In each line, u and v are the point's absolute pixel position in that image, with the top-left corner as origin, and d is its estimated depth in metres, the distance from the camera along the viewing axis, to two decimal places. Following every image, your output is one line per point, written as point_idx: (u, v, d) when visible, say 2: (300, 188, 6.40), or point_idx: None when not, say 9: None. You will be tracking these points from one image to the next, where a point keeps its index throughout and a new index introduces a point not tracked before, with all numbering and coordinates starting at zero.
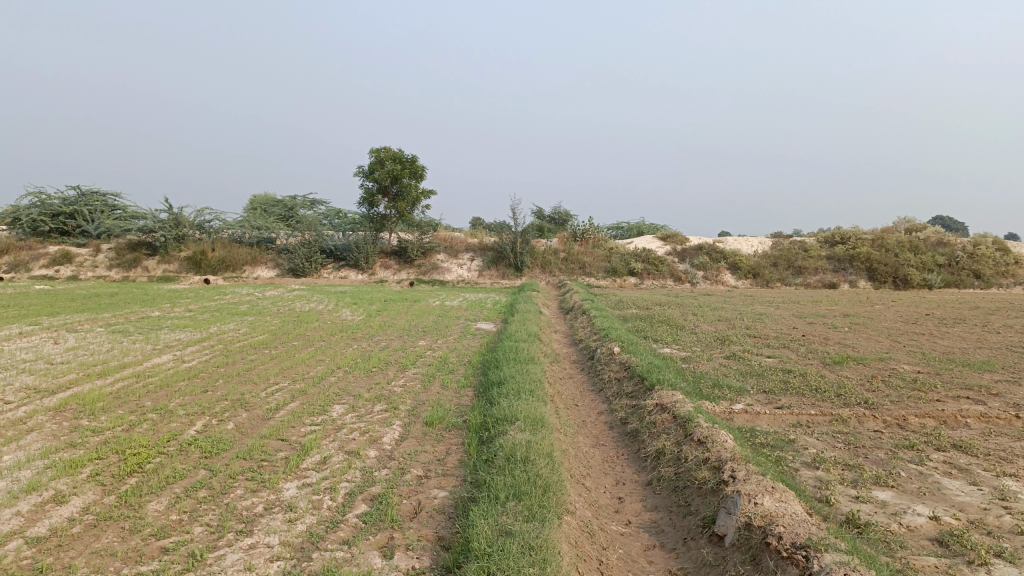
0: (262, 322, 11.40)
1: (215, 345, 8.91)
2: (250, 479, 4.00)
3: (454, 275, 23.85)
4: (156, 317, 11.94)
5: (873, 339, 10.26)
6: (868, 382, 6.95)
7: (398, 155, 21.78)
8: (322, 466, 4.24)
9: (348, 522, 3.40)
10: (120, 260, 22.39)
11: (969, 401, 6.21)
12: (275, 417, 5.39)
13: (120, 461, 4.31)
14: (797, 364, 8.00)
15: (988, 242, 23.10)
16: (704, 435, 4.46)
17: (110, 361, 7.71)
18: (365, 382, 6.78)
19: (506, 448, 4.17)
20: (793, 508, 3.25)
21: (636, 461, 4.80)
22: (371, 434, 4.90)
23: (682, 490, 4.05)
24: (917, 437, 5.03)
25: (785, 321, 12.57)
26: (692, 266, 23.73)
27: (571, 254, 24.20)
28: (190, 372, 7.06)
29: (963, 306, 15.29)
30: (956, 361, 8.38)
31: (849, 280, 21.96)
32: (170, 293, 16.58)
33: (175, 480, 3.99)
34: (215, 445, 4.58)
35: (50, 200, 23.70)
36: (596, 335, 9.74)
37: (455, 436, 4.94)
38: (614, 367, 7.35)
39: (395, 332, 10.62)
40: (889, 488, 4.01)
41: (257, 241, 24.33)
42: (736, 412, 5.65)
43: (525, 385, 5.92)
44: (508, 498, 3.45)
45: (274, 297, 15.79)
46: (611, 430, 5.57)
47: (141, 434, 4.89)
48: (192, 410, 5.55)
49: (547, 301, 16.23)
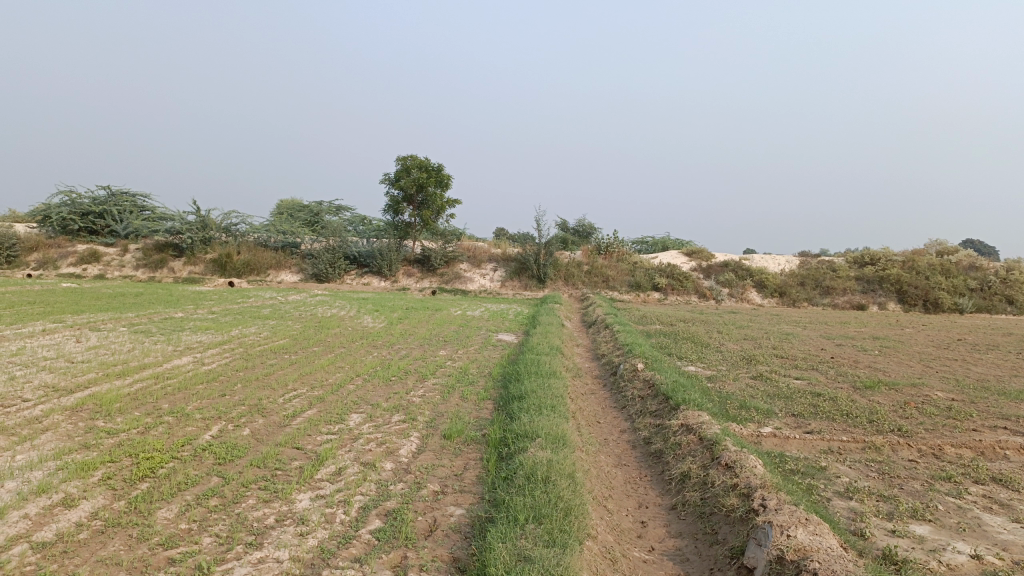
0: (283, 327, 11.37)
1: (235, 349, 8.86)
2: (263, 488, 3.90)
3: (476, 285, 23.77)
4: (179, 318, 11.97)
5: (904, 363, 9.99)
6: (901, 409, 6.73)
7: (425, 163, 21.77)
8: (336, 478, 4.13)
9: (360, 538, 3.28)
10: (146, 260, 22.58)
11: (1006, 431, 5.97)
12: (292, 424, 5.29)
13: (133, 465, 4.23)
14: (826, 386, 7.79)
15: (1022, 267, 22.61)
16: (732, 459, 4.29)
17: (130, 362, 7.68)
18: (383, 391, 6.67)
19: (526, 466, 4.04)
20: (828, 542, 3.09)
21: (659, 483, 4.64)
22: (388, 446, 4.79)
23: (708, 516, 3.89)
24: (954, 469, 4.81)
25: (813, 341, 12.34)
26: (717, 283, 23.46)
27: (594, 267, 24.05)
28: (209, 374, 7.01)
29: (997, 332, 14.90)
30: (991, 389, 8.10)
31: (878, 302, 21.57)
32: (194, 294, 16.63)
33: (186, 487, 3.90)
34: (230, 452, 4.49)
35: (81, 199, 24.04)
36: (619, 350, 9.56)
37: (473, 450, 4.80)
38: (637, 384, 7.19)
39: (416, 341, 10.55)
40: (927, 523, 3.81)
41: (282, 246, 24.42)
42: (764, 436, 5.47)
43: (546, 401, 5.78)
44: (528, 520, 3.32)
45: (296, 302, 15.75)
46: (634, 450, 5.42)
47: (155, 438, 4.81)
48: (209, 414, 5.47)
49: (570, 313, 16.06)
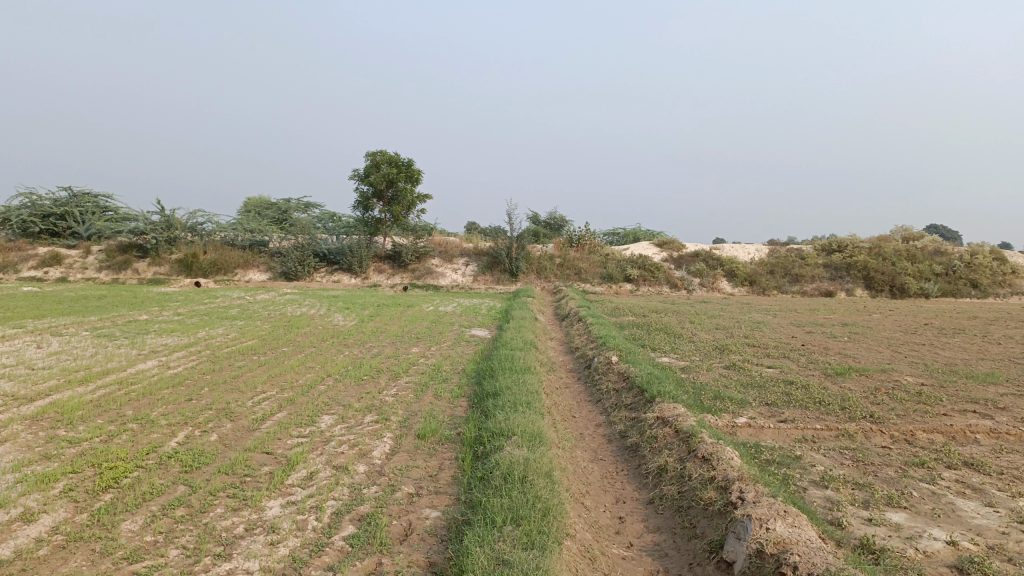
0: (252, 327, 11.19)
1: (203, 351, 8.69)
2: (232, 496, 3.79)
3: (448, 280, 23.64)
4: (144, 320, 11.71)
5: (874, 349, 10.10)
6: (872, 395, 6.77)
7: (394, 159, 21.57)
8: (307, 483, 4.03)
9: (333, 546, 3.19)
10: (110, 261, 22.13)
11: (976, 415, 6.03)
12: (261, 428, 5.18)
13: (96, 475, 4.10)
14: (798, 374, 7.83)
15: (984, 251, 23.03)
16: (709, 451, 4.27)
17: (93, 367, 7.48)
18: (355, 391, 6.56)
19: (503, 465, 3.97)
20: (807, 534, 3.07)
21: (636, 478, 4.61)
22: (361, 447, 4.69)
23: (686, 510, 3.86)
24: (927, 454, 4.84)
25: (783, 329, 12.43)
26: (688, 273, 23.58)
27: (566, 259, 24.05)
28: (175, 379, 6.85)
29: (962, 316, 15.14)
30: (960, 373, 8.20)
31: (846, 289, 21.83)
32: (160, 295, 16.31)
33: (152, 497, 3.78)
34: (197, 459, 4.37)
35: (41, 201, 23.48)
36: (592, 343, 9.54)
37: (448, 450, 4.73)
38: (611, 377, 7.16)
39: (388, 338, 10.43)
40: (903, 510, 3.81)
41: (250, 244, 24.06)
42: (739, 426, 5.47)
43: (521, 397, 5.73)
44: (505, 522, 3.26)
45: (266, 302, 15.52)
46: (610, 444, 5.38)
47: (119, 446, 4.67)
48: (175, 420, 5.33)
49: (543, 307, 16.02)
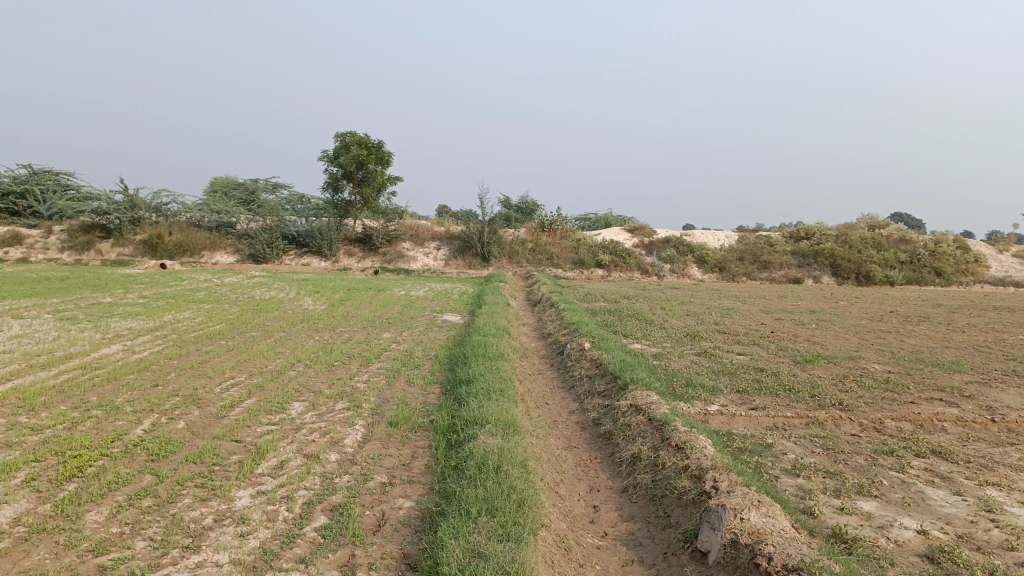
0: (220, 310, 11.00)
1: (169, 335, 8.52)
2: (200, 486, 3.71)
3: (419, 264, 23.49)
4: (108, 303, 11.46)
5: (841, 336, 10.22)
6: (841, 382, 6.85)
7: (365, 140, 21.31)
8: (278, 472, 3.96)
9: (305, 537, 3.14)
10: (73, 242, 21.64)
11: (942, 403, 6.13)
12: (230, 415, 5.09)
13: (59, 464, 3.99)
14: (768, 361, 7.90)
15: (948, 240, 23.46)
16: (682, 440, 4.27)
17: (55, 351, 7.29)
18: (326, 378, 6.48)
19: (477, 454, 3.94)
20: (781, 524, 3.09)
21: (610, 466, 4.61)
22: (333, 436, 4.63)
23: (660, 499, 3.87)
24: (896, 442, 4.91)
25: (753, 315, 12.55)
26: (659, 259, 23.69)
27: (538, 244, 24.03)
28: (141, 364, 6.70)
29: (926, 304, 15.39)
30: (925, 361, 8.34)
31: (813, 276, 22.08)
32: (125, 277, 15.98)
33: (117, 487, 3.69)
34: (163, 447, 4.28)
35: (0, 178, 22.87)
36: (565, 329, 9.54)
37: (421, 438, 4.69)
38: (584, 364, 7.15)
39: (359, 323, 10.33)
40: (874, 499, 3.86)
41: (217, 226, 23.67)
42: (711, 414, 5.50)
43: (494, 384, 5.70)
44: (480, 513, 3.23)
45: (233, 285, 15.28)
46: (583, 431, 5.38)
47: (83, 433, 4.55)
48: (141, 406, 5.22)
49: (515, 292, 15.98)
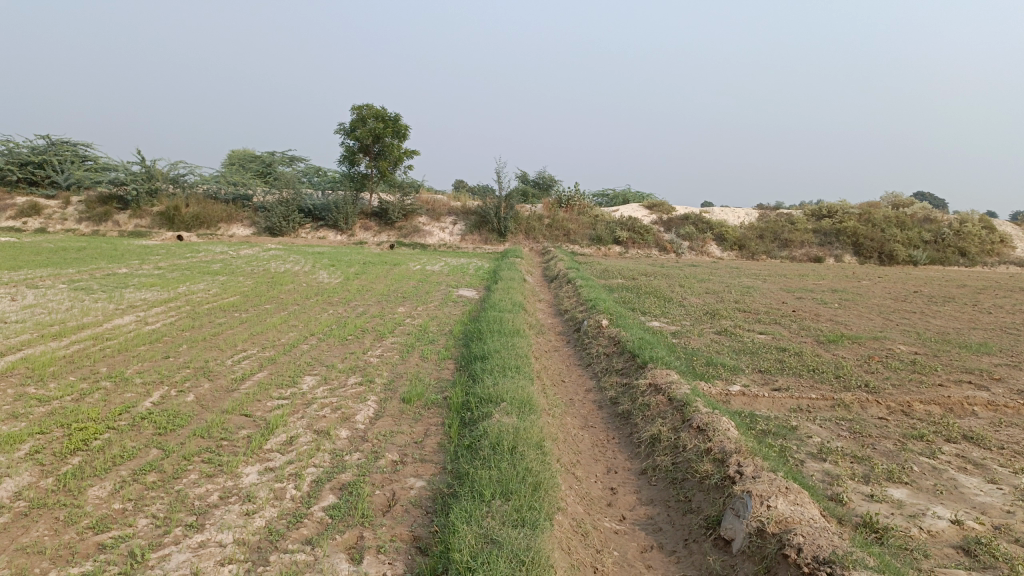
0: (234, 283, 10.91)
1: (183, 306, 8.45)
2: (206, 462, 3.61)
3: (435, 238, 23.33)
4: (123, 274, 11.43)
5: (864, 317, 9.99)
6: (866, 363, 6.66)
7: (381, 113, 21.07)
8: (287, 448, 3.85)
9: (312, 517, 3.03)
10: (90, 213, 21.65)
11: (971, 386, 5.93)
12: (240, 388, 4.99)
13: (65, 437, 3.90)
14: (790, 341, 7.71)
15: (974, 219, 23.02)
16: (704, 421, 4.11)
17: (68, 322, 7.22)
18: (339, 351, 6.37)
19: (491, 434, 3.80)
20: (810, 513, 2.94)
21: (628, 447, 4.47)
22: (344, 411, 4.52)
23: (680, 483, 3.73)
24: (925, 427, 4.73)
25: (773, 294, 12.32)
26: (677, 235, 23.39)
27: (555, 220, 23.81)
28: (153, 335, 6.62)
29: (951, 284, 15.03)
30: (953, 343, 8.10)
31: (834, 255, 21.72)
32: (141, 248, 15.94)
33: (122, 461, 3.60)
34: (172, 421, 4.19)
35: (18, 148, 22.89)
36: (582, 305, 9.38)
37: (434, 415, 4.57)
38: (602, 341, 7.00)
39: (374, 297, 10.22)
40: (905, 486, 3.70)
41: (233, 198, 23.60)
42: (733, 394, 5.34)
43: (510, 361, 5.56)
44: (494, 496, 3.11)
45: (249, 257, 15.20)
46: (601, 410, 5.25)
47: (90, 406, 4.47)
48: (150, 378, 5.14)
49: (532, 268, 15.83)
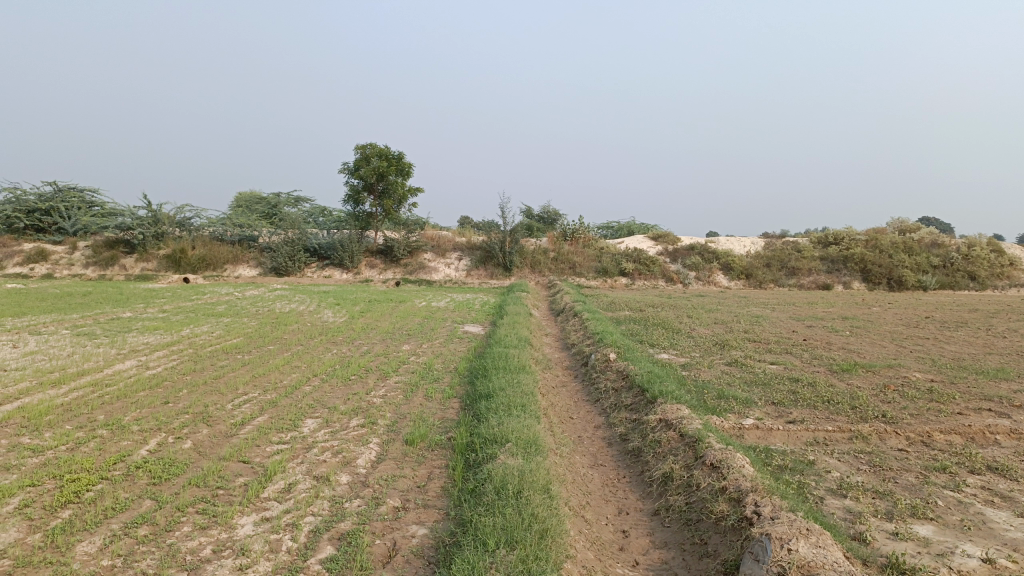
0: (238, 324, 10.83)
1: (185, 350, 8.35)
2: (201, 512, 3.48)
3: (441, 274, 23.30)
4: (127, 318, 11.36)
5: (877, 344, 9.81)
6: (882, 392, 6.48)
7: (385, 152, 21.20)
8: (285, 496, 3.72)
9: (309, 571, 2.88)
10: (97, 257, 21.71)
11: (991, 414, 5.76)
12: (240, 433, 4.86)
13: (56, 489, 3.77)
14: (803, 371, 7.55)
15: (982, 243, 22.87)
16: (718, 458, 3.96)
17: (68, 368, 7.13)
18: (342, 392, 6.25)
19: (495, 477, 3.66)
20: (834, 556, 2.78)
21: (639, 486, 4.32)
22: (345, 455, 4.39)
23: (695, 524, 3.57)
24: (947, 458, 4.55)
25: (784, 323, 12.16)
26: (683, 266, 23.28)
27: (561, 253, 23.77)
28: (153, 380, 6.51)
29: (962, 309, 14.85)
30: (969, 369, 7.92)
31: (843, 282, 21.56)
32: (146, 292, 15.93)
33: (114, 514, 3.46)
34: (167, 470, 4.06)
35: (26, 196, 23.07)
36: (589, 339, 9.26)
37: (438, 457, 4.43)
38: (610, 375, 6.86)
39: (379, 335, 10.11)
40: (930, 522, 3.52)
41: (239, 240, 23.65)
42: (746, 428, 5.18)
43: (516, 399, 5.42)
44: (499, 545, 2.96)
45: (254, 298, 15.15)
46: (610, 448, 5.09)
47: (85, 455, 4.34)
48: (147, 425, 5.01)
49: (538, 302, 15.75)
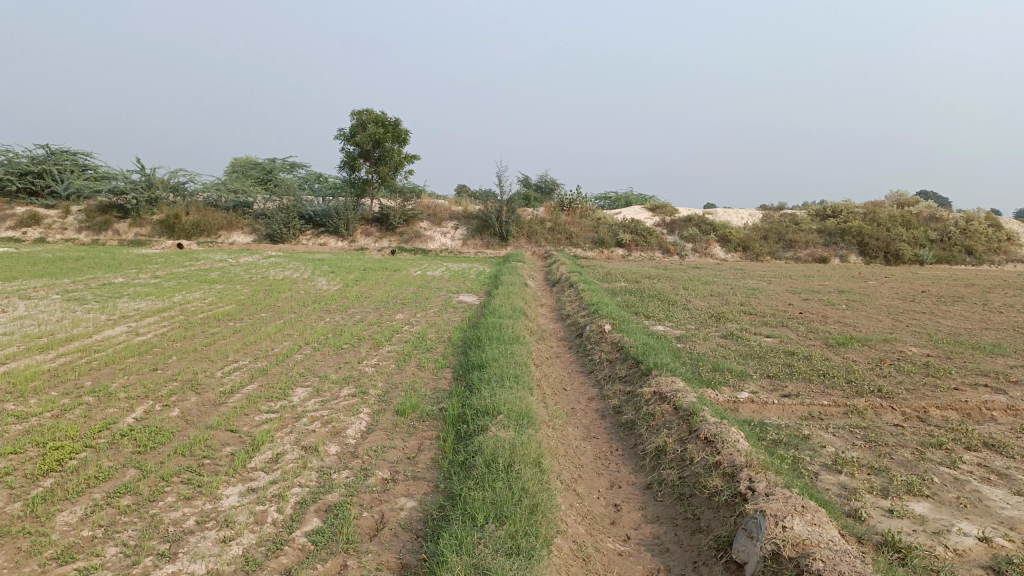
0: (231, 291, 10.72)
1: (176, 316, 8.26)
2: (186, 482, 3.41)
3: (437, 244, 23.16)
4: (119, 283, 11.25)
5: (873, 318, 9.76)
6: (878, 367, 6.43)
7: (381, 118, 20.92)
8: (272, 467, 3.66)
9: (294, 544, 2.83)
10: (90, 222, 21.52)
11: (988, 390, 5.72)
12: (228, 402, 4.79)
13: (38, 456, 3.71)
14: (799, 344, 7.50)
15: (980, 217, 22.77)
16: (712, 432, 3.89)
17: (57, 333, 7.04)
18: (334, 361, 6.19)
19: (486, 450, 3.60)
20: (830, 535, 2.72)
21: (633, 459, 4.27)
22: (334, 425, 4.32)
23: (688, 499, 3.52)
24: (944, 434, 4.50)
25: (779, 296, 12.11)
26: (680, 238, 23.16)
27: (557, 223, 23.63)
28: (142, 346, 6.43)
29: (960, 283, 14.77)
30: (965, 344, 7.87)
31: (840, 255, 21.47)
32: (139, 257, 15.80)
33: (97, 482, 3.40)
34: (153, 438, 3.99)
35: (17, 158, 22.79)
36: (583, 310, 9.19)
37: (429, 428, 4.38)
38: (605, 347, 6.79)
39: (372, 303, 10.04)
40: (926, 499, 3.48)
41: (233, 206, 23.45)
42: (741, 401, 5.13)
43: (509, 370, 5.35)
44: (487, 519, 2.91)
45: (247, 265, 15.01)
46: (603, 420, 5.04)
47: (69, 423, 4.27)
48: (135, 393, 4.93)
49: (533, 272, 15.69)
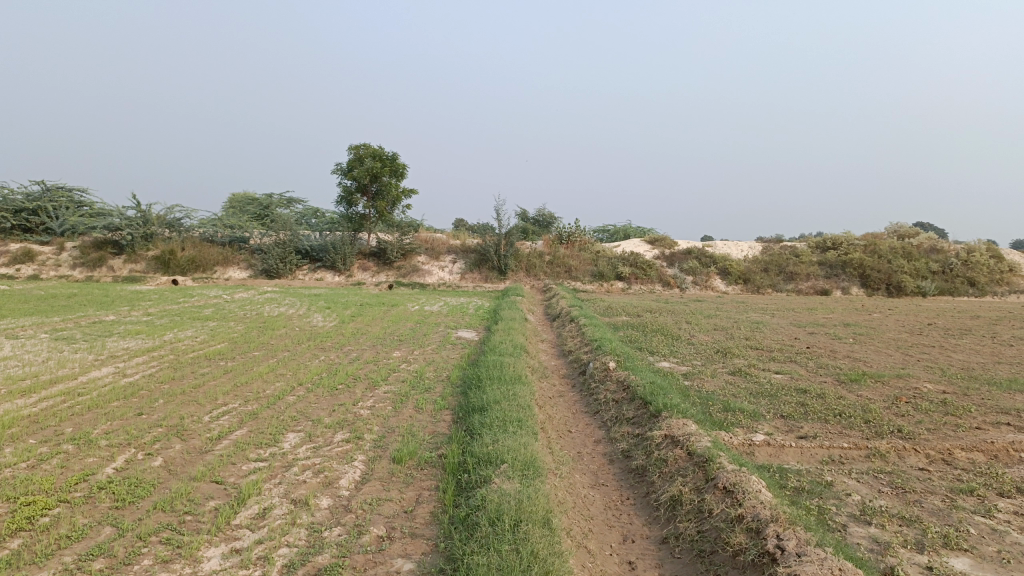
0: (224, 328, 10.46)
1: (166, 356, 8.00)
2: (165, 542, 3.14)
3: (435, 278, 22.96)
4: (109, 321, 10.99)
5: (883, 352, 9.52)
6: (895, 405, 6.17)
7: (378, 152, 20.88)
8: (258, 523, 3.39)
9: None
10: (84, 258, 21.32)
11: (1012, 429, 5.45)
12: (215, 450, 4.52)
13: (8, 513, 3.43)
14: (809, 381, 7.25)
15: (981, 248, 22.66)
16: (732, 482, 3.64)
17: (41, 375, 6.77)
18: (327, 403, 5.90)
19: (489, 506, 3.34)
20: None
21: (645, 509, 4.00)
22: (327, 475, 4.06)
23: (709, 557, 3.26)
24: (974, 479, 4.25)
25: (785, 330, 11.89)
26: (680, 270, 23.01)
27: (556, 257, 23.47)
28: (128, 389, 6.16)
29: (965, 316, 14.56)
30: (981, 379, 7.62)
31: (842, 287, 21.30)
32: (133, 294, 15.58)
33: (67, 544, 3.12)
34: (133, 491, 3.72)
35: (12, 195, 22.65)
36: (586, 345, 8.95)
37: (428, 478, 4.11)
38: (610, 385, 6.53)
39: (369, 340, 9.78)
40: (965, 554, 3.22)
41: (230, 241, 23.27)
42: (757, 445, 4.88)
43: (511, 413, 5.09)
44: None
45: (242, 301, 14.76)
46: (612, 466, 4.78)
47: (44, 474, 4.00)
48: (117, 440, 4.66)
49: (533, 306, 15.48)
